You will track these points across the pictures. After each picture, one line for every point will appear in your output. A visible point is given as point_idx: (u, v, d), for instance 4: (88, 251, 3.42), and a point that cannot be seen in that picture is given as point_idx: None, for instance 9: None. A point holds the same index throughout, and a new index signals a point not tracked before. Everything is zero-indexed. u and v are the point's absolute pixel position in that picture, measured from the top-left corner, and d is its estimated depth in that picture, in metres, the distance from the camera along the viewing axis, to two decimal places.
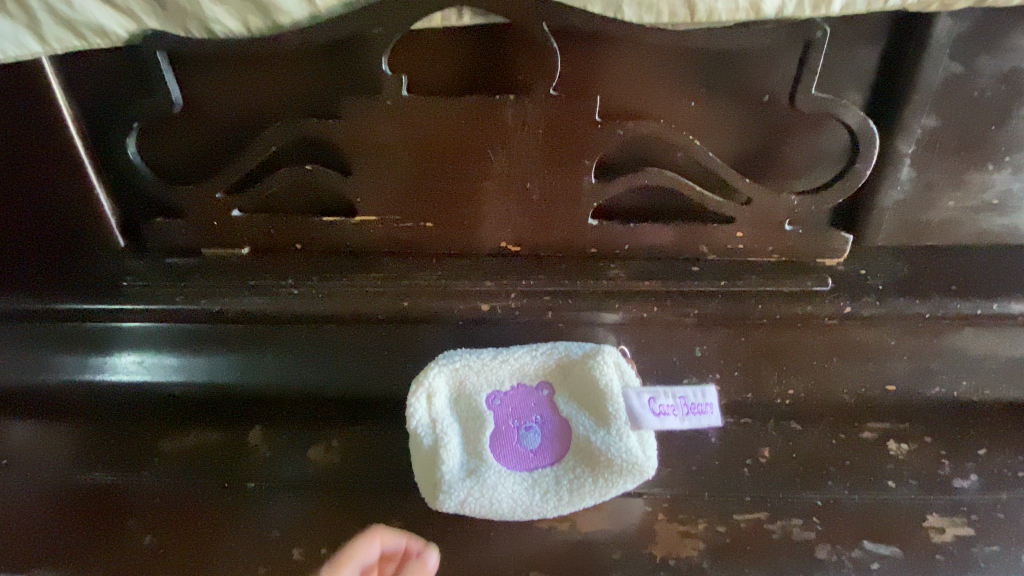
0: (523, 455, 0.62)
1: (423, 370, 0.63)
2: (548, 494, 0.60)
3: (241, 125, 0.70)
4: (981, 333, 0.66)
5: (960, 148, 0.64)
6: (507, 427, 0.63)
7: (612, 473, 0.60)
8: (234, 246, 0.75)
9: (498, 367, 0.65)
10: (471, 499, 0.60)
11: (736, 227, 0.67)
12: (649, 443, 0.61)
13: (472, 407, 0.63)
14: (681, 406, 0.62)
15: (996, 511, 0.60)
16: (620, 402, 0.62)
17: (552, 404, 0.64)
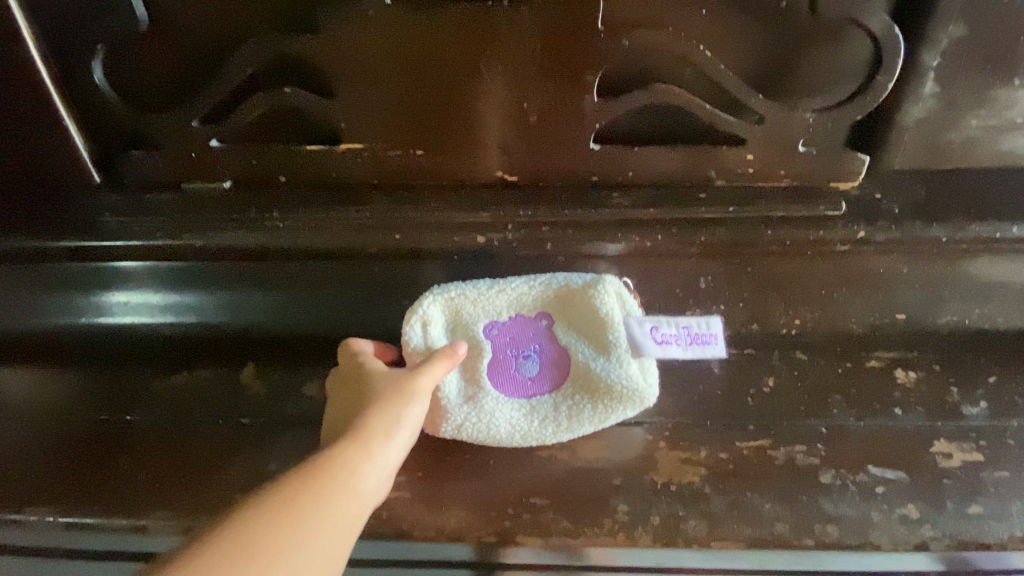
0: (521, 382, 0.61)
1: (419, 299, 0.61)
2: (546, 420, 0.60)
3: (216, 45, 0.65)
4: (999, 259, 0.64)
5: (988, 58, 0.59)
6: (505, 356, 0.62)
7: (612, 400, 0.60)
8: (214, 180, 0.71)
9: (495, 297, 0.63)
10: (469, 423, 0.59)
11: (746, 149, 0.63)
12: (649, 370, 0.61)
13: (469, 337, 0.61)
14: (684, 335, 0.62)
15: (1005, 437, 0.59)
16: (620, 331, 0.62)
17: (551, 335, 0.63)
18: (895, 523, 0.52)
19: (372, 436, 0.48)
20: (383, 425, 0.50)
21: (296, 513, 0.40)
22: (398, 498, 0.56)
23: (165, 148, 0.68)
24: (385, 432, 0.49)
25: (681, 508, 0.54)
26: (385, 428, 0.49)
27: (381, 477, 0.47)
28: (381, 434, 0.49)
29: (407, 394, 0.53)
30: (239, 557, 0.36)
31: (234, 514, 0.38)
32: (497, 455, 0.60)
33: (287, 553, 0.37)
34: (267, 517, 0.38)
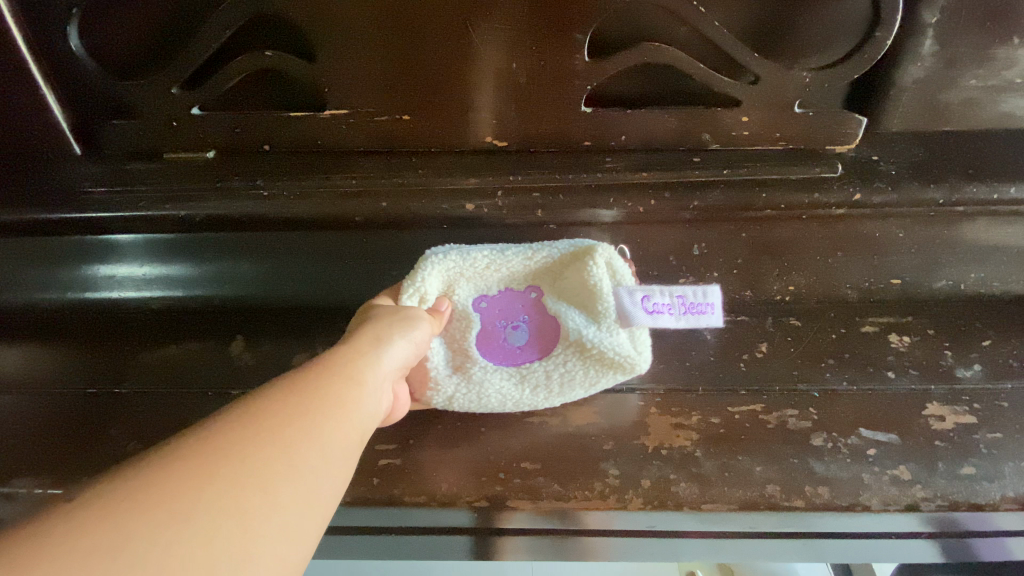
0: (510, 351, 0.60)
1: (412, 272, 0.59)
2: (538, 388, 0.59)
3: (195, 7, 0.63)
4: (994, 222, 0.63)
5: (992, 13, 0.57)
6: (494, 327, 0.61)
7: (602, 365, 0.59)
8: (198, 149, 0.69)
9: (487, 269, 0.60)
10: (459, 395, 0.58)
11: (742, 111, 0.61)
12: (640, 339, 0.60)
13: (458, 309, 0.60)
14: (678, 305, 0.58)
15: (999, 400, 0.59)
16: (610, 300, 0.59)
17: (541, 306, 0.62)
18: (886, 484, 0.52)
19: (363, 340, 0.45)
20: (378, 336, 0.47)
21: (299, 390, 0.35)
22: (389, 464, 0.56)
23: (145, 116, 0.66)
24: (381, 341, 0.46)
25: (672, 471, 0.54)
26: (378, 335, 0.47)
27: (383, 372, 0.43)
28: (373, 340, 0.46)
29: (398, 318, 0.51)
30: (241, 423, 0.30)
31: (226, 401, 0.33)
32: (487, 421, 0.59)
33: (297, 421, 0.32)
34: (264, 393, 0.33)
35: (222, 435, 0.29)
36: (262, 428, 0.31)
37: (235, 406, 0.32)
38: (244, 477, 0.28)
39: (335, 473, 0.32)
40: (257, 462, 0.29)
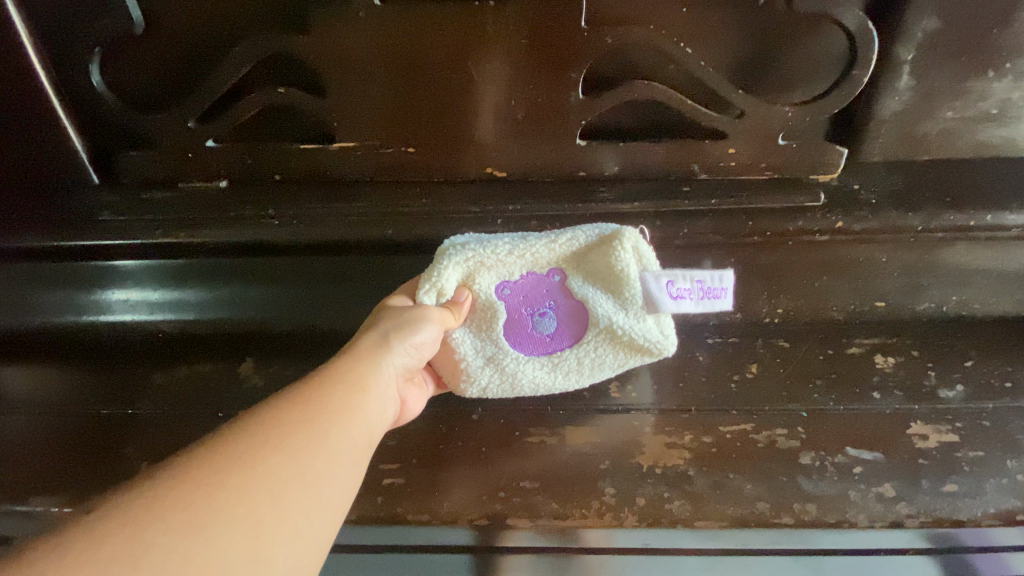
0: (539, 339, 0.61)
1: (433, 267, 0.57)
2: (570, 372, 0.62)
3: (209, 48, 0.67)
4: (973, 247, 0.66)
5: (963, 51, 0.60)
6: (520, 315, 0.60)
7: (631, 349, 0.61)
8: (212, 179, 0.73)
9: (512, 259, 0.59)
10: (493, 383, 0.60)
11: (729, 143, 0.64)
12: (666, 322, 0.62)
13: (482, 299, 0.59)
14: (697, 290, 0.58)
15: (981, 418, 0.61)
16: (638, 287, 0.60)
17: (566, 290, 0.61)
18: (871, 500, 0.55)
19: (367, 347, 0.47)
20: (381, 341, 0.48)
21: (303, 410, 0.37)
22: (394, 483, 0.58)
23: (161, 148, 0.70)
24: (383, 348, 0.48)
25: (666, 489, 0.56)
26: (382, 339, 0.48)
27: (386, 380, 0.45)
28: (377, 346, 0.48)
29: (404, 320, 0.51)
30: (252, 445, 0.33)
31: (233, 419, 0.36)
32: (487, 439, 0.62)
33: (302, 440, 0.35)
34: (271, 414, 0.36)
35: (233, 459, 0.32)
36: (270, 451, 0.33)
37: (243, 425, 0.35)
38: (256, 500, 0.31)
39: (340, 489, 0.35)
40: (259, 479, 0.32)
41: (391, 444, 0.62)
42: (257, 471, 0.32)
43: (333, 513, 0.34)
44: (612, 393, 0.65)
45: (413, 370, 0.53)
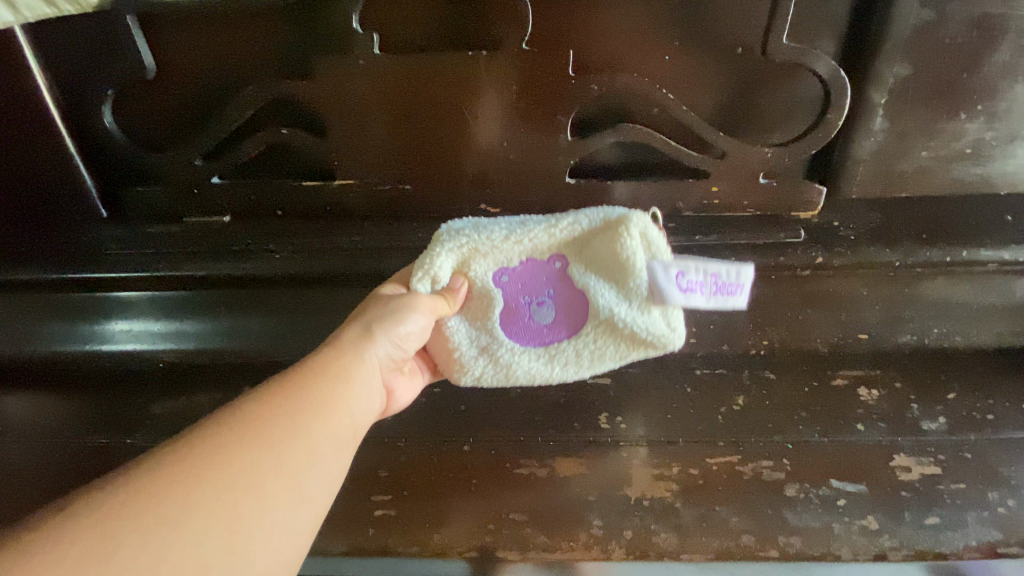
0: (536, 330, 0.57)
1: (426, 254, 0.55)
2: (567, 365, 0.58)
3: (214, 90, 0.69)
4: (951, 282, 0.69)
5: (934, 95, 0.62)
6: (517, 304, 0.57)
7: (634, 344, 0.56)
8: (215, 214, 0.75)
9: (508, 243, 0.55)
10: (486, 374, 0.58)
11: (712, 182, 0.67)
12: (675, 315, 0.55)
13: (477, 286, 0.56)
14: (710, 285, 0.49)
15: (962, 450, 0.64)
16: (643, 275, 0.53)
17: (567, 278, 0.56)
18: (855, 533, 0.57)
19: (350, 340, 0.48)
20: (364, 332, 0.49)
21: (288, 405, 0.39)
22: (384, 515, 0.60)
23: (167, 184, 0.73)
24: (366, 341, 0.48)
25: (653, 522, 0.58)
26: (365, 331, 0.49)
27: (367, 374, 0.46)
28: (359, 338, 0.48)
29: (390, 310, 0.51)
30: (236, 441, 0.36)
31: (221, 412, 0.38)
32: (476, 470, 0.63)
33: (274, 436, 0.37)
34: (256, 409, 0.38)
35: (219, 453, 0.35)
36: (254, 446, 0.36)
37: (229, 419, 0.37)
38: (228, 496, 0.33)
39: (318, 480, 0.38)
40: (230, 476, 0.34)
41: (381, 474, 0.64)
42: (241, 465, 0.35)
43: (309, 503, 0.37)
44: (602, 423, 0.67)
45: (401, 360, 0.53)
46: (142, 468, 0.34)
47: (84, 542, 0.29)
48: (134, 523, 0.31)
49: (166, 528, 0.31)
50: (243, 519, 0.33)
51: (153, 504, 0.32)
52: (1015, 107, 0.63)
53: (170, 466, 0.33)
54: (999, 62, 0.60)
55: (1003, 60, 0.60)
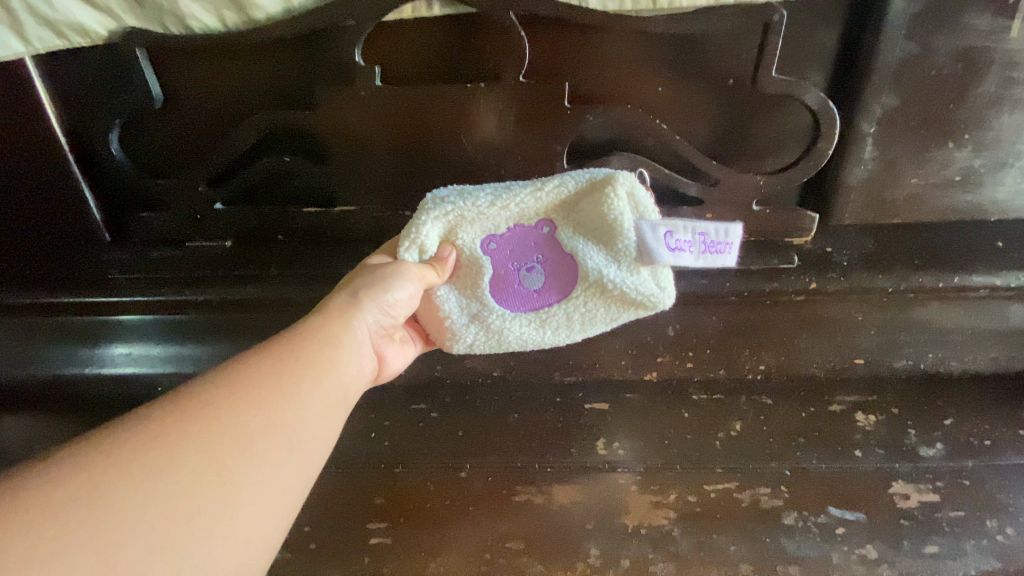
0: (527, 296, 0.60)
1: (412, 224, 0.57)
2: (558, 328, 0.62)
3: (219, 119, 0.71)
4: (946, 307, 0.69)
5: (923, 124, 0.64)
6: (506, 271, 0.59)
7: (623, 304, 0.60)
8: (217, 239, 0.76)
9: (496, 210, 0.57)
10: (479, 341, 0.61)
11: (707, 209, 0.68)
12: (662, 274, 0.59)
13: (466, 255, 0.58)
14: (699, 243, 0.55)
15: (960, 476, 0.69)
16: (631, 237, 0.57)
17: (555, 242, 0.59)
18: (852, 561, 0.64)
19: (337, 307, 0.48)
20: (352, 300, 0.49)
21: (275, 367, 0.40)
22: (381, 542, 0.68)
23: (171, 211, 0.74)
24: (354, 308, 0.49)
25: (652, 550, 0.66)
26: (352, 299, 0.49)
27: (355, 340, 0.47)
28: (346, 305, 0.49)
29: (378, 278, 0.51)
30: (222, 400, 0.37)
31: (207, 373, 0.39)
32: (477, 497, 0.70)
33: (263, 397, 0.38)
34: (243, 370, 0.39)
35: (204, 412, 0.36)
36: (241, 405, 0.37)
37: (214, 381, 0.38)
38: (217, 450, 0.35)
39: (309, 440, 0.39)
40: (219, 433, 0.36)
41: (377, 500, 0.71)
42: (226, 424, 0.36)
43: (298, 460, 0.38)
44: (598, 449, 0.73)
45: (391, 326, 0.53)
46: (130, 424, 0.35)
47: (73, 493, 0.31)
48: (121, 475, 0.32)
49: (152, 481, 0.33)
50: (229, 475, 0.35)
51: (140, 459, 0.33)
52: (1001, 135, 0.64)
53: (156, 424, 0.35)
54: (985, 93, 0.61)
55: (990, 91, 0.61)
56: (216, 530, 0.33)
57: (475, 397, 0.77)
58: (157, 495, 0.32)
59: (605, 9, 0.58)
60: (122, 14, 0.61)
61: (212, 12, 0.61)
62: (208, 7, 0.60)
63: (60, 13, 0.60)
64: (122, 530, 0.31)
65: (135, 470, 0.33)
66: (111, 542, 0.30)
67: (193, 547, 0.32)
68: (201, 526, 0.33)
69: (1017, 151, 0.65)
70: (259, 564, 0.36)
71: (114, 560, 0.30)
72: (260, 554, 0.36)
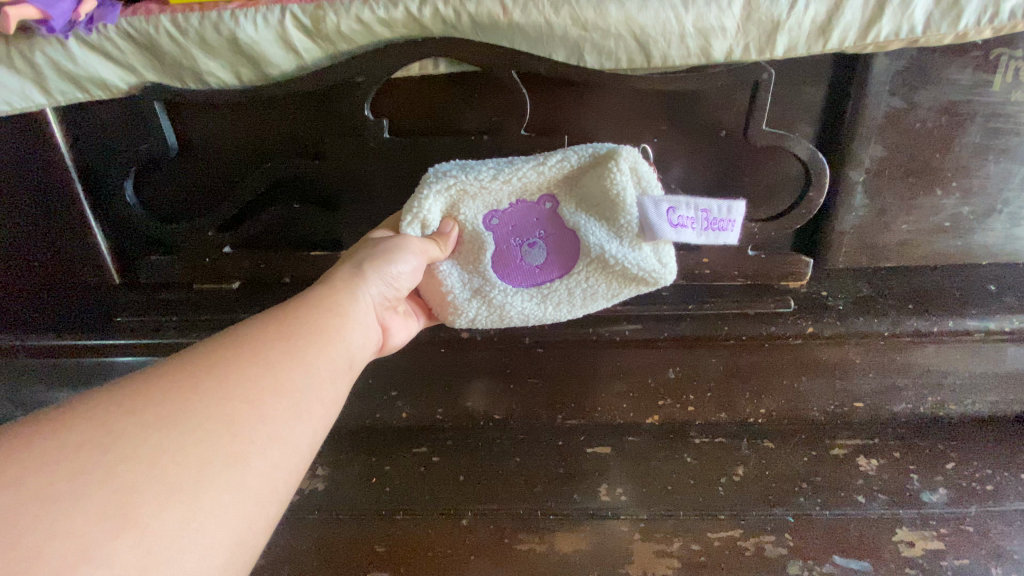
0: (529, 271, 0.62)
1: (415, 198, 0.58)
2: (560, 304, 0.63)
3: (230, 167, 0.74)
4: (941, 350, 0.71)
5: (911, 174, 0.66)
6: (508, 247, 0.62)
7: (625, 280, 0.62)
8: (225, 281, 0.78)
9: (498, 184, 0.59)
10: (481, 316, 0.63)
11: (702, 253, 0.68)
12: (664, 250, 0.62)
13: (469, 229, 0.60)
14: (701, 220, 0.58)
15: (964, 524, 0.69)
16: (634, 212, 0.59)
17: (556, 218, 0.62)
18: None
19: (341, 278, 0.49)
20: (356, 271, 0.50)
21: (282, 330, 0.41)
22: None
23: (181, 255, 0.75)
24: (359, 279, 0.49)
25: None
26: (356, 271, 0.50)
27: (361, 309, 0.47)
28: (350, 277, 0.49)
29: (382, 250, 0.52)
30: (230, 359, 0.38)
31: (213, 336, 0.40)
32: (479, 546, 0.70)
33: (270, 358, 0.39)
34: (249, 334, 0.40)
35: (213, 370, 0.37)
36: (247, 365, 0.38)
37: (222, 342, 0.39)
38: (225, 405, 0.35)
39: (315, 402, 0.39)
40: (226, 388, 0.36)
41: (379, 550, 0.70)
42: (236, 381, 0.37)
43: (305, 420, 0.38)
44: (602, 495, 0.73)
45: (395, 299, 0.54)
46: (138, 381, 0.35)
47: (82, 441, 0.31)
48: (131, 425, 0.32)
49: (164, 431, 0.33)
50: (240, 428, 0.35)
51: (150, 411, 0.33)
52: (988, 184, 0.66)
53: (165, 380, 0.35)
54: (969, 144, 0.64)
55: (974, 142, 0.64)
56: (229, 480, 0.33)
57: (476, 442, 0.81)
58: (168, 444, 0.32)
59: (601, 68, 0.61)
60: (142, 69, 0.64)
61: (228, 69, 0.63)
62: (225, 64, 0.62)
63: (83, 69, 0.62)
64: (134, 475, 0.31)
65: (145, 421, 0.33)
66: (124, 487, 0.30)
67: (205, 495, 0.32)
68: (213, 474, 0.33)
69: (1005, 198, 0.67)
70: (270, 519, 0.35)
71: (127, 505, 0.30)
72: (271, 508, 0.35)
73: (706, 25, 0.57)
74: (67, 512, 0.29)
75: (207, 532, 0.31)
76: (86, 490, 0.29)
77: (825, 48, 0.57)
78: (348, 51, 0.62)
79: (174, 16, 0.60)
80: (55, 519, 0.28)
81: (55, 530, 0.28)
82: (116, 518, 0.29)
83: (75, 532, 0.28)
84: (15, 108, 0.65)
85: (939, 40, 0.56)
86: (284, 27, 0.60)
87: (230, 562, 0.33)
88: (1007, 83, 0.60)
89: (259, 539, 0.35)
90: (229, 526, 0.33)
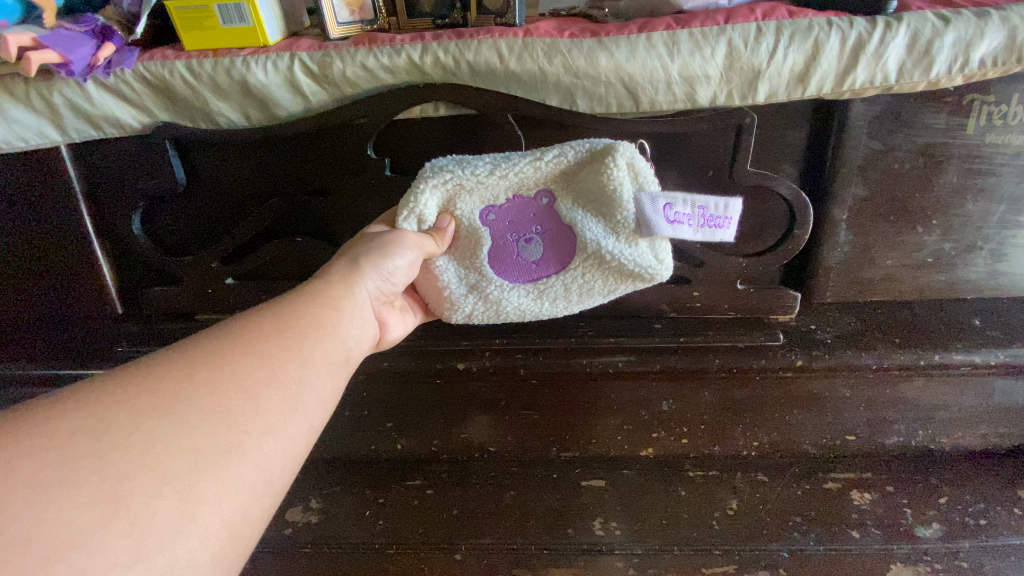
0: (525, 267, 0.64)
1: (412, 193, 0.60)
2: (557, 300, 0.66)
3: (235, 202, 0.76)
4: (929, 383, 0.73)
5: (892, 212, 0.69)
6: (505, 242, 0.63)
7: (622, 276, 0.64)
8: (226, 311, 0.80)
9: (495, 180, 0.61)
10: (478, 311, 0.65)
11: (692, 287, 0.71)
12: (660, 247, 0.64)
13: (466, 225, 0.62)
14: (698, 216, 0.60)
15: (957, 559, 0.69)
16: (631, 208, 0.61)
17: (553, 214, 0.63)
18: None
19: (336, 272, 0.50)
20: (352, 267, 0.51)
21: (278, 323, 0.42)
22: None
23: (184, 286, 0.77)
24: (355, 275, 0.51)
25: None
26: (352, 267, 0.51)
27: (356, 305, 0.49)
28: (345, 272, 0.50)
29: (378, 246, 0.54)
30: (225, 351, 0.39)
31: (208, 329, 0.41)
32: None
33: (265, 351, 0.40)
34: (245, 328, 0.41)
35: (208, 361, 0.37)
36: (243, 358, 0.39)
37: (217, 336, 0.40)
38: (219, 395, 0.36)
39: (311, 394, 0.41)
40: (220, 379, 0.37)
41: None
42: (230, 373, 0.38)
43: (300, 413, 0.40)
44: (595, 530, 0.73)
45: (391, 294, 0.55)
46: (131, 370, 0.36)
47: (74, 429, 0.32)
48: (125, 413, 0.33)
49: (158, 420, 0.34)
50: (234, 420, 0.36)
51: (143, 400, 0.34)
52: (968, 222, 0.69)
53: (159, 370, 0.36)
54: (946, 184, 0.67)
55: (952, 181, 0.67)
56: (224, 471, 0.34)
57: (472, 473, 0.81)
58: (162, 433, 0.33)
59: (593, 112, 0.64)
60: (155, 108, 0.67)
61: (238, 109, 0.67)
62: (235, 105, 0.66)
63: (98, 108, 0.65)
64: (127, 464, 0.31)
65: (137, 412, 0.34)
66: (116, 476, 0.31)
67: (198, 486, 0.33)
68: (206, 465, 0.33)
69: (985, 236, 0.70)
70: (264, 510, 0.36)
71: (118, 494, 0.30)
72: (264, 500, 0.36)
73: (691, 73, 0.60)
74: (57, 500, 0.29)
75: (201, 522, 0.32)
76: (77, 478, 0.30)
77: (805, 93, 0.61)
78: (353, 94, 0.65)
79: (189, 61, 0.63)
80: (45, 507, 0.28)
81: (43, 518, 0.28)
82: (108, 508, 0.30)
83: (65, 520, 0.28)
84: (29, 144, 0.68)
85: (912, 87, 0.60)
86: (292, 72, 0.63)
87: (222, 554, 0.33)
88: (980, 127, 0.64)
89: (253, 530, 0.36)
90: (223, 516, 0.33)
